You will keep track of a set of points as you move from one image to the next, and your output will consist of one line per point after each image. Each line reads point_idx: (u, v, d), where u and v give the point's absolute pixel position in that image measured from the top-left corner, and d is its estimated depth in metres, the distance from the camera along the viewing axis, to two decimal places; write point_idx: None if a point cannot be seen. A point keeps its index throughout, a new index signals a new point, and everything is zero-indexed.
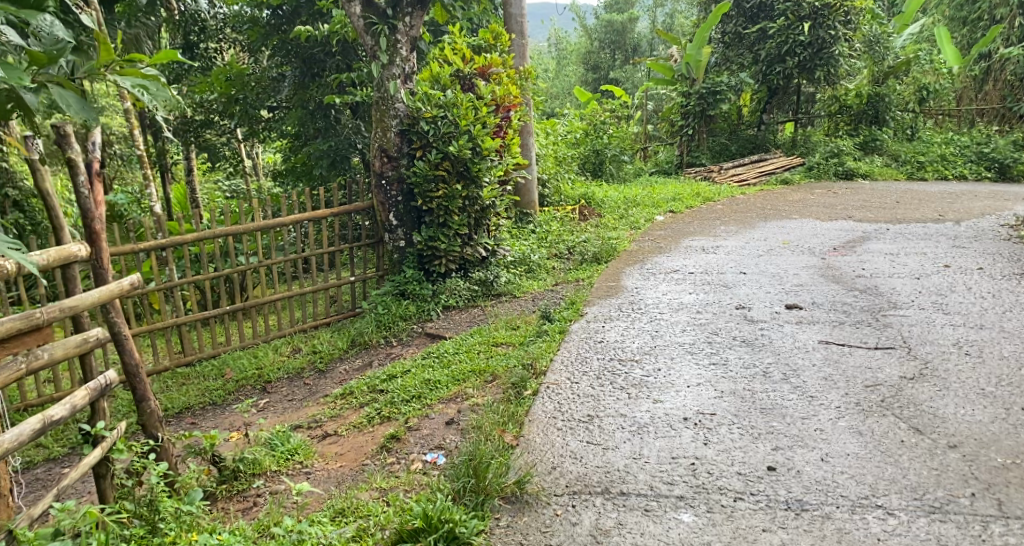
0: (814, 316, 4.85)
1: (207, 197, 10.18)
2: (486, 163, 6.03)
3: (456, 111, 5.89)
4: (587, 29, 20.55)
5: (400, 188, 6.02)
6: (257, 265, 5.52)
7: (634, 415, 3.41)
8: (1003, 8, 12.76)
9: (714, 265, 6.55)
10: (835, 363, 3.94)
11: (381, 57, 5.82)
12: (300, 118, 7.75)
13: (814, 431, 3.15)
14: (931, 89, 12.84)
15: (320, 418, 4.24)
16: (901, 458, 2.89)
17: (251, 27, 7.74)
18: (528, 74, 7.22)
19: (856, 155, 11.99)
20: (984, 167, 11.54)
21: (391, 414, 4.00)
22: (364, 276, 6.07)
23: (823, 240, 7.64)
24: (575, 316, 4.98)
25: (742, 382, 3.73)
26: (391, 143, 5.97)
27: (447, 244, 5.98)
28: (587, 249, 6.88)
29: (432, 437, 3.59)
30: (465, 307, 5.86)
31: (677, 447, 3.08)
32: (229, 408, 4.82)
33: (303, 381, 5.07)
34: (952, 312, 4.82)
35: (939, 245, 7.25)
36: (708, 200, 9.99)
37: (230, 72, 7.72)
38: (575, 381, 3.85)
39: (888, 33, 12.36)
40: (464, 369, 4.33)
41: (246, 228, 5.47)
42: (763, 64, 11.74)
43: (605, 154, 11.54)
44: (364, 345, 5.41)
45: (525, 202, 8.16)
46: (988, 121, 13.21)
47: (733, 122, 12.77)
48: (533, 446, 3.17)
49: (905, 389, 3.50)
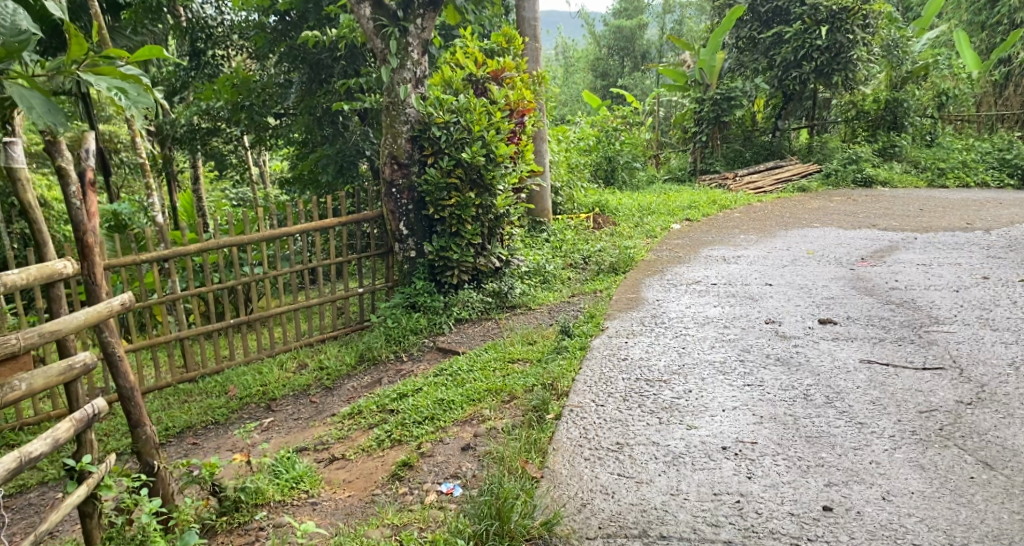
0: (852, 332, 4.55)
1: (213, 206, 10.03)
2: (501, 170, 5.76)
3: (470, 116, 5.62)
4: (596, 37, 20.35)
5: (411, 195, 5.77)
6: (262, 276, 5.28)
7: (667, 444, 3.12)
8: None
9: (736, 275, 6.27)
10: (882, 386, 3.66)
11: (391, 61, 5.55)
12: (307, 125, 7.51)
13: (870, 464, 2.87)
14: (950, 94, 12.58)
15: (327, 439, 3.98)
16: (974, 498, 2.61)
17: (257, 33, 7.49)
18: (543, 78, 6.98)
19: (875, 162, 11.65)
20: (1006, 173, 11.16)
21: (402, 437, 3.72)
22: (373, 288, 5.79)
23: (849, 249, 7.34)
24: (595, 331, 4.69)
25: (782, 406, 3.44)
26: (401, 149, 5.70)
27: (460, 254, 5.71)
28: (604, 258, 6.61)
29: (446, 465, 3.31)
30: (478, 320, 5.61)
31: (719, 482, 2.80)
32: (232, 427, 4.54)
33: (310, 399, 4.78)
34: (1000, 329, 4.55)
35: (973, 255, 6.93)
36: (724, 208, 9.71)
37: (236, 79, 7.48)
38: (601, 404, 3.57)
39: (907, 38, 12.05)
40: (479, 388, 4.07)
41: (252, 238, 5.21)
42: (778, 69, 11.48)
43: (617, 161, 11.29)
44: (373, 360, 5.12)
45: (539, 210, 7.89)
46: (1009, 127, 12.81)
47: (747, 128, 12.44)
48: (559, 479, 2.89)
49: (965, 418, 3.22)
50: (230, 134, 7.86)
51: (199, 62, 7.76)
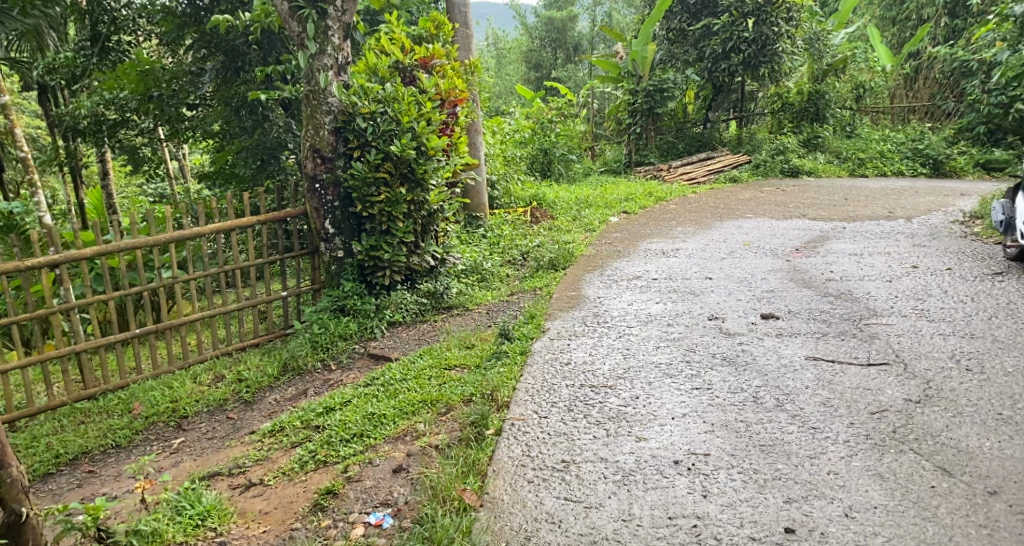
0: (795, 327, 4.44)
1: (125, 204, 9.31)
2: (433, 163, 5.46)
3: (397, 106, 5.28)
4: (528, 27, 20.03)
5: (337, 191, 5.35)
6: (172, 281, 4.79)
7: (616, 460, 2.90)
8: (930, 8, 13.18)
9: (677, 269, 6.13)
10: (830, 385, 3.55)
11: (310, 46, 5.13)
12: (224, 116, 6.99)
13: (827, 475, 2.73)
14: (867, 87, 12.90)
15: (243, 462, 3.60)
16: (939, 511, 2.50)
17: (163, 17, 6.79)
18: (474, 66, 6.70)
19: (801, 152, 11.82)
20: (919, 163, 11.52)
21: (327, 458, 3.38)
22: (297, 290, 5.37)
23: (783, 240, 7.32)
24: (536, 333, 4.44)
25: (732, 412, 3.26)
26: (324, 141, 5.27)
27: (392, 253, 5.36)
28: (543, 254, 6.37)
29: (375, 491, 2.99)
30: (413, 323, 5.28)
31: (673, 503, 2.60)
32: (136, 451, 4.05)
33: (227, 415, 4.33)
34: (937, 320, 4.54)
35: (900, 243, 7.02)
36: (660, 200, 9.62)
37: (141, 67, 6.80)
38: (544, 416, 3.31)
39: (827, 31, 12.29)
40: (413, 399, 3.77)
41: (159, 240, 4.72)
42: (708, 61, 11.47)
43: (553, 153, 11.05)
44: (297, 371, 4.72)
45: (475, 205, 7.62)
46: (919, 119, 13.23)
47: (679, 119, 12.41)
48: (500, 508, 2.64)
49: (915, 418, 3.16)
50: (140, 126, 7.22)
51: (99, 49, 6.97)
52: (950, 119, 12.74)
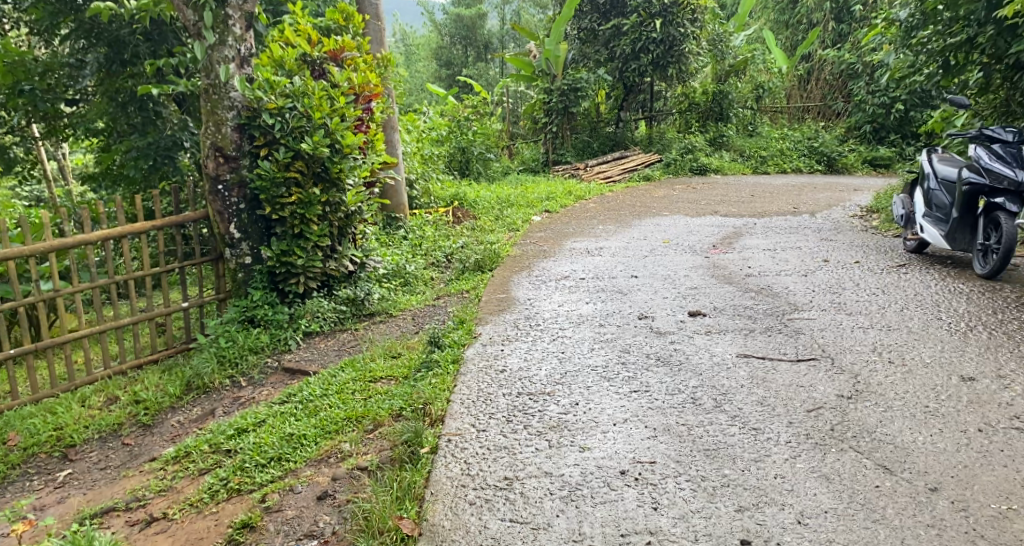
0: (723, 324, 4.43)
1: None
2: (349, 162, 5.16)
3: (307, 101, 4.92)
4: (437, 24, 19.71)
5: (243, 193, 4.98)
6: (53, 294, 4.29)
7: (561, 473, 2.75)
8: (819, 13, 13.83)
9: (603, 268, 6.06)
10: (764, 383, 3.52)
11: (208, 36, 4.75)
12: (110, 112, 6.41)
13: (774, 479, 2.67)
14: (766, 88, 13.33)
15: (143, 494, 3.24)
16: (887, 513, 2.47)
17: (34, 3, 6.15)
18: (388, 60, 6.43)
19: (708, 151, 12.10)
20: (816, 160, 11.99)
21: (241, 486, 3.07)
22: (201, 301, 4.94)
23: (700, 236, 7.40)
24: (468, 340, 4.23)
25: (673, 415, 3.17)
26: (227, 139, 4.89)
27: (305, 258, 5.04)
28: (467, 255, 6.18)
29: (299, 522, 2.73)
30: (332, 332, 4.97)
31: (625, 519, 2.48)
32: (13, 488, 3.59)
33: (122, 441, 3.91)
34: (856, 313, 4.64)
35: (809, 237, 7.23)
36: (580, 198, 9.59)
37: (9, 56, 6.15)
38: (483, 429, 3.12)
39: (728, 33, 12.67)
40: (336, 417, 3.50)
41: (35, 249, 4.22)
42: (618, 61, 11.58)
43: (471, 152, 10.88)
44: (204, 388, 4.33)
45: (394, 205, 7.36)
46: (813, 118, 13.81)
47: (592, 119, 12.34)
48: (442, 535, 2.45)
49: (849, 414, 3.17)
50: (10, 123, 6.77)
51: None
52: (839, 118, 13.40)
